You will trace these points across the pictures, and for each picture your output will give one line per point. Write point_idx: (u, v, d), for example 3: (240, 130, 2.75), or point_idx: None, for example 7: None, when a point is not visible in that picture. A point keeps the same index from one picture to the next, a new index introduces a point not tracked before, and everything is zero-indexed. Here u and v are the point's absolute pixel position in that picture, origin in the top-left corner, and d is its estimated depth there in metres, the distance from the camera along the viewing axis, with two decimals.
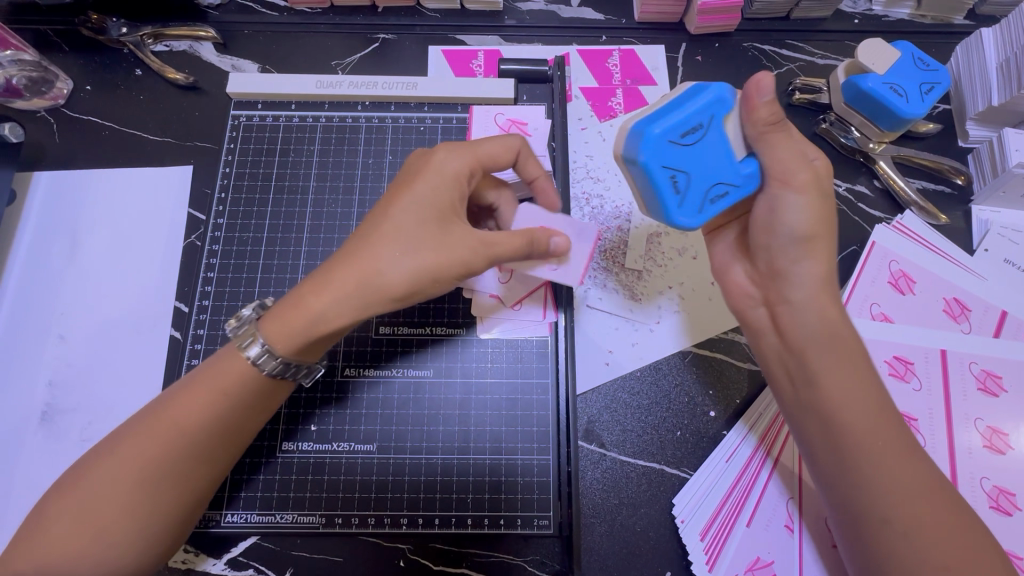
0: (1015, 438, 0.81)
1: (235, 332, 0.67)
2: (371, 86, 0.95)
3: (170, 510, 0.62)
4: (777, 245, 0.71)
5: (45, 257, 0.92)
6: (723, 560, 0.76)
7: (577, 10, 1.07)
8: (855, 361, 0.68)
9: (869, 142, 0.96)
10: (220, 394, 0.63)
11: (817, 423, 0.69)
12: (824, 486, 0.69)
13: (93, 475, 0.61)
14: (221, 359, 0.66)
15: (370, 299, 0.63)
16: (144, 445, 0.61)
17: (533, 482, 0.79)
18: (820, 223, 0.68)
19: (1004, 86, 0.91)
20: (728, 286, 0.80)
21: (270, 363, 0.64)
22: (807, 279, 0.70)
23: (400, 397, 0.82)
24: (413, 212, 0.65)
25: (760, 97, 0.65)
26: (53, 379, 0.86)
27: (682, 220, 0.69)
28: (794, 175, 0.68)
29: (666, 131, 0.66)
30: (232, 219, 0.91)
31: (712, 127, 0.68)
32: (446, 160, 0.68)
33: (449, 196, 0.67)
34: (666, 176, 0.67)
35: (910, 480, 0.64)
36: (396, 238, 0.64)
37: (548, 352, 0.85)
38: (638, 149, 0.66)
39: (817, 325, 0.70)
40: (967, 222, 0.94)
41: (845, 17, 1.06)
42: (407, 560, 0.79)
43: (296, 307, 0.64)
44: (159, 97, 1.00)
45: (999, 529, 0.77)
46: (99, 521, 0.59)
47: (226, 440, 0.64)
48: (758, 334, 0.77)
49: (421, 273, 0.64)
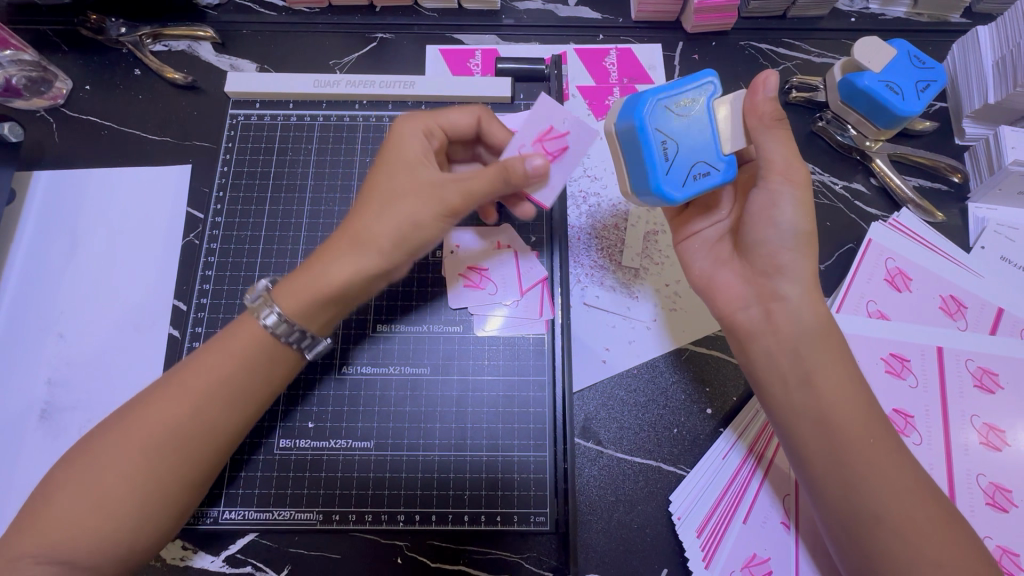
0: (1012, 435, 0.82)
1: (250, 302, 0.70)
2: (369, 86, 0.96)
3: (179, 479, 0.64)
4: (774, 241, 0.72)
5: (45, 255, 0.92)
6: (719, 557, 0.76)
7: (574, 9, 1.07)
8: (841, 360, 0.70)
9: (864, 141, 0.96)
10: (233, 356, 0.67)
11: (811, 424, 0.68)
12: (814, 489, 0.68)
13: (109, 441, 0.63)
14: (238, 326, 0.70)
15: (360, 250, 0.66)
16: (161, 409, 0.64)
17: (530, 479, 0.80)
18: (810, 220, 0.70)
19: (1000, 84, 0.91)
20: (717, 289, 0.78)
21: (285, 329, 0.68)
22: (802, 275, 0.71)
23: (398, 394, 0.83)
24: (388, 173, 0.70)
25: (766, 92, 0.67)
26: (52, 378, 0.87)
27: (666, 188, 0.66)
28: (792, 171, 0.70)
29: (659, 99, 0.66)
30: (230, 218, 0.91)
31: (703, 108, 0.69)
32: (409, 131, 0.73)
33: (416, 149, 0.72)
34: (656, 139, 0.66)
35: (900, 478, 0.64)
36: (378, 202, 0.68)
37: (544, 350, 0.85)
38: (631, 114, 0.67)
39: (812, 324, 0.71)
40: (963, 219, 0.95)
41: (842, 15, 1.06)
42: (404, 557, 0.79)
43: (306, 274, 0.68)
44: (157, 96, 1.00)
45: (996, 526, 0.77)
46: (111, 483, 0.62)
47: (235, 405, 0.67)
48: (747, 337, 0.74)
49: (402, 226, 0.67)
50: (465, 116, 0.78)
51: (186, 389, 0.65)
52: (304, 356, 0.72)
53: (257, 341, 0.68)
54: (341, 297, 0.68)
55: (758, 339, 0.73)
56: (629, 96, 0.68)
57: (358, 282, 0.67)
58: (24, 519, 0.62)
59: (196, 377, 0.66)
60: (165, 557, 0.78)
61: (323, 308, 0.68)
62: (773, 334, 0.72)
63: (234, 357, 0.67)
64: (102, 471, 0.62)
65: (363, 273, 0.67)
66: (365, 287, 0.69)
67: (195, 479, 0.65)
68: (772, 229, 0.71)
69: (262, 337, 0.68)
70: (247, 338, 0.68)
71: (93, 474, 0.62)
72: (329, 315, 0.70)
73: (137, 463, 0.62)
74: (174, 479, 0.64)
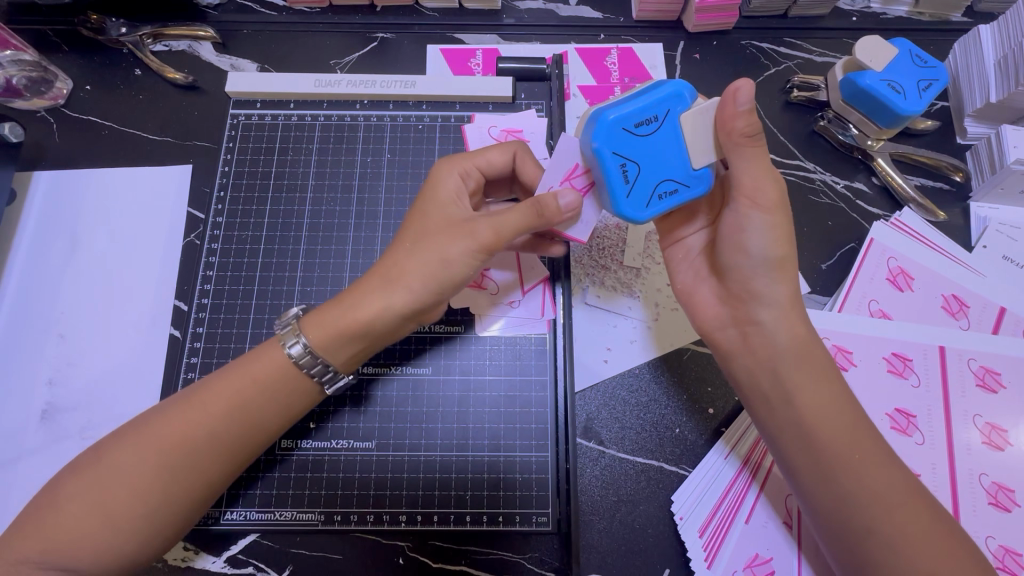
0: (1014, 434, 0.81)
1: (280, 326, 0.70)
2: (370, 85, 0.96)
3: (188, 490, 0.64)
4: (747, 266, 0.70)
5: (45, 256, 0.92)
6: (722, 557, 0.76)
7: (575, 8, 1.07)
8: (827, 374, 0.69)
9: (867, 139, 0.95)
10: (253, 381, 0.67)
11: (798, 441, 0.68)
12: (809, 505, 0.68)
13: (115, 453, 0.64)
14: (265, 349, 0.70)
15: (387, 285, 0.67)
16: (170, 429, 0.64)
17: (532, 479, 0.80)
18: (784, 245, 0.68)
19: (1002, 83, 0.91)
20: (696, 307, 0.79)
21: (309, 360, 0.68)
22: (778, 299, 0.70)
23: (399, 394, 0.82)
24: (421, 215, 0.71)
25: (738, 106, 0.63)
26: (52, 378, 0.87)
27: (627, 212, 0.67)
28: (761, 193, 0.67)
29: (621, 118, 0.64)
30: (231, 218, 0.91)
31: (667, 123, 0.65)
32: (445, 175, 0.73)
33: (448, 191, 0.72)
34: (616, 164, 0.65)
35: (894, 491, 0.64)
36: (409, 242, 0.69)
37: (547, 349, 0.85)
38: (592, 136, 0.64)
39: (789, 345, 0.70)
40: (965, 219, 0.94)
41: (843, 14, 1.06)
42: (407, 557, 0.78)
43: (335, 307, 0.68)
44: (158, 97, 1.00)
45: (999, 525, 0.77)
46: (114, 490, 0.62)
47: (248, 430, 0.67)
48: (728, 356, 0.75)
49: (431, 263, 0.66)
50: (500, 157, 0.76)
51: (203, 410, 0.65)
52: (325, 390, 0.72)
53: (282, 369, 0.68)
54: (369, 332, 0.68)
55: (737, 359, 0.74)
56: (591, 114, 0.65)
57: (386, 318, 0.67)
58: (27, 522, 0.62)
59: (215, 398, 0.66)
60: (166, 558, 0.78)
61: (348, 343, 0.68)
62: (751, 357, 0.72)
63: (254, 382, 0.67)
64: (106, 482, 0.62)
65: (387, 307, 0.66)
66: (394, 322, 0.68)
67: (201, 488, 0.65)
68: (743, 253, 0.70)
69: (285, 367, 0.68)
70: (271, 365, 0.68)
71: (97, 485, 0.62)
72: (354, 351, 0.69)
73: (143, 479, 0.62)
74: (185, 487, 0.64)
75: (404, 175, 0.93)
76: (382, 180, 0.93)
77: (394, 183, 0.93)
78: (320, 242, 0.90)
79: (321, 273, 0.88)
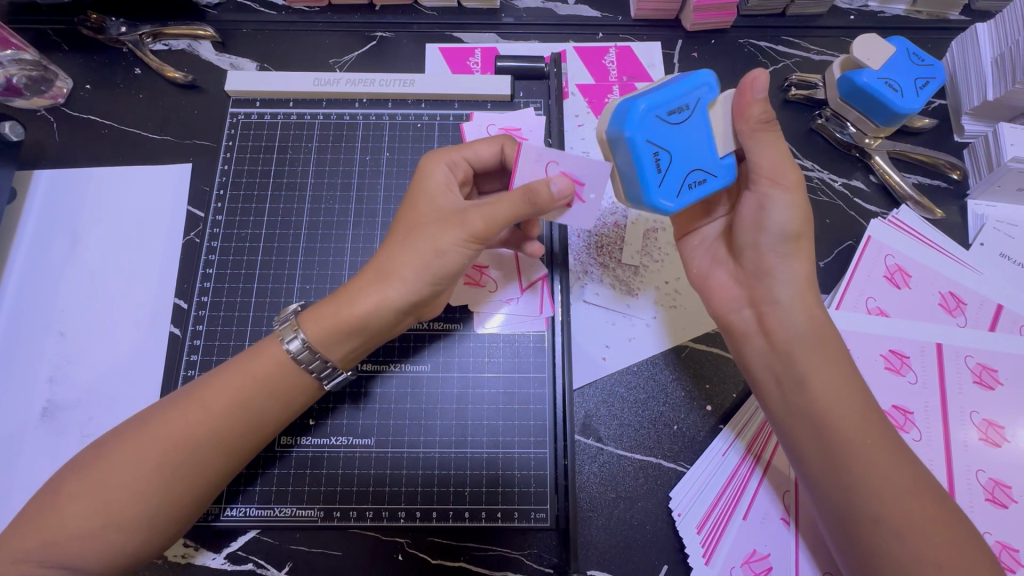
0: (1011, 431, 0.82)
1: (277, 325, 0.71)
2: (369, 84, 0.96)
3: (189, 487, 0.64)
4: (764, 243, 0.71)
5: (46, 254, 0.93)
6: (719, 553, 0.76)
7: (573, 7, 1.08)
8: (839, 361, 0.69)
9: (864, 138, 0.96)
10: (250, 378, 0.68)
11: (808, 426, 0.69)
12: (816, 490, 0.68)
13: (116, 450, 0.64)
14: (262, 345, 0.70)
15: (382, 278, 0.67)
16: (172, 426, 0.65)
17: (530, 476, 0.80)
18: (804, 221, 0.69)
19: (999, 81, 0.91)
20: (711, 290, 0.79)
21: (307, 356, 0.68)
22: (794, 280, 0.71)
23: (398, 391, 0.83)
24: (412, 208, 0.71)
25: (755, 95, 0.65)
26: (53, 376, 0.87)
27: (661, 201, 0.66)
28: (782, 174, 0.68)
29: (651, 107, 0.64)
30: (231, 216, 0.91)
31: (697, 113, 0.66)
32: (435, 167, 0.74)
33: (439, 183, 0.72)
34: (650, 152, 0.65)
35: (901, 479, 0.64)
36: (402, 235, 0.69)
37: (545, 346, 0.85)
38: (623, 125, 0.64)
39: (805, 328, 0.70)
40: (962, 216, 0.95)
41: (841, 12, 1.06)
42: (405, 554, 0.78)
43: (342, 309, 0.68)
44: (157, 95, 1.01)
45: (995, 521, 0.78)
46: (114, 486, 0.62)
47: (250, 428, 0.67)
48: (741, 339, 0.76)
49: (424, 254, 0.67)
50: (485, 147, 0.76)
51: (203, 407, 0.66)
52: (322, 386, 0.72)
53: (280, 366, 0.68)
54: (364, 329, 0.68)
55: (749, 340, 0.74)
56: (622, 103, 0.65)
57: (383, 312, 0.67)
58: (26, 520, 0.62)
59: (215, 394, 0.66)
60: (167, 555, 0.78)
61: (343, 339, 0.68)
62: (764, 339, 0.73)
63: (252, 378, 0.68)
64: (106, 480, 0.62)
65: (385, 302, 0.67)
66: (390, 316, 0.68)
67: (202, 486, 0.65)
68: (761, 231, 0.71)
69: (283, 363, 0.69)
70: (269, 361, 0.68)
71: (96, 484, 0.62)
72: (350, 347, 0.69)
73: (145, 476, 0.63)
74: (187, 486, 0.64)
75: (403, 174, 0.94)
76: (381, 178, 0.93)
77: (393, 181, 0.93)
78: (320, 240, 0.90)
79: (320, 271, 0.88)
